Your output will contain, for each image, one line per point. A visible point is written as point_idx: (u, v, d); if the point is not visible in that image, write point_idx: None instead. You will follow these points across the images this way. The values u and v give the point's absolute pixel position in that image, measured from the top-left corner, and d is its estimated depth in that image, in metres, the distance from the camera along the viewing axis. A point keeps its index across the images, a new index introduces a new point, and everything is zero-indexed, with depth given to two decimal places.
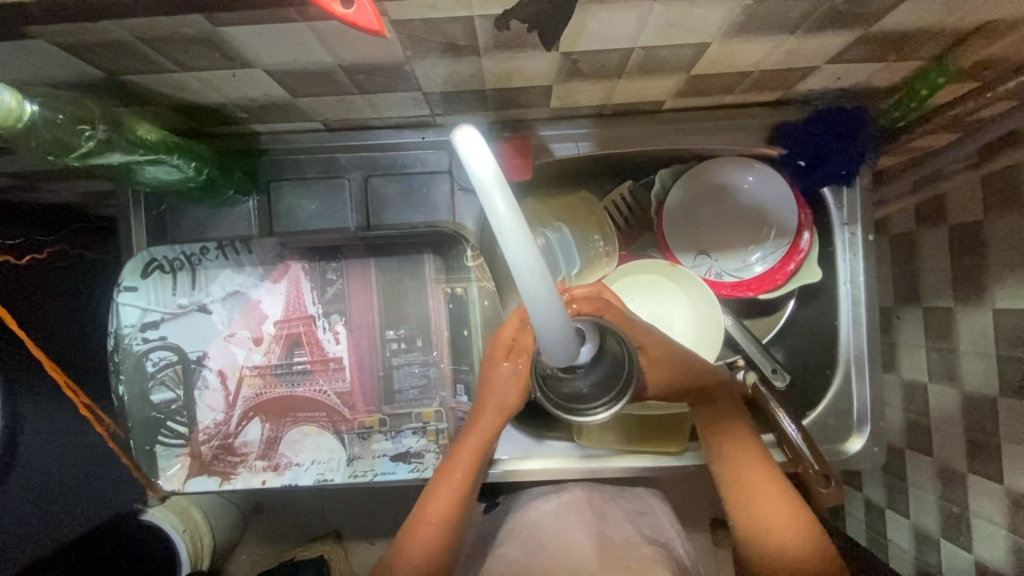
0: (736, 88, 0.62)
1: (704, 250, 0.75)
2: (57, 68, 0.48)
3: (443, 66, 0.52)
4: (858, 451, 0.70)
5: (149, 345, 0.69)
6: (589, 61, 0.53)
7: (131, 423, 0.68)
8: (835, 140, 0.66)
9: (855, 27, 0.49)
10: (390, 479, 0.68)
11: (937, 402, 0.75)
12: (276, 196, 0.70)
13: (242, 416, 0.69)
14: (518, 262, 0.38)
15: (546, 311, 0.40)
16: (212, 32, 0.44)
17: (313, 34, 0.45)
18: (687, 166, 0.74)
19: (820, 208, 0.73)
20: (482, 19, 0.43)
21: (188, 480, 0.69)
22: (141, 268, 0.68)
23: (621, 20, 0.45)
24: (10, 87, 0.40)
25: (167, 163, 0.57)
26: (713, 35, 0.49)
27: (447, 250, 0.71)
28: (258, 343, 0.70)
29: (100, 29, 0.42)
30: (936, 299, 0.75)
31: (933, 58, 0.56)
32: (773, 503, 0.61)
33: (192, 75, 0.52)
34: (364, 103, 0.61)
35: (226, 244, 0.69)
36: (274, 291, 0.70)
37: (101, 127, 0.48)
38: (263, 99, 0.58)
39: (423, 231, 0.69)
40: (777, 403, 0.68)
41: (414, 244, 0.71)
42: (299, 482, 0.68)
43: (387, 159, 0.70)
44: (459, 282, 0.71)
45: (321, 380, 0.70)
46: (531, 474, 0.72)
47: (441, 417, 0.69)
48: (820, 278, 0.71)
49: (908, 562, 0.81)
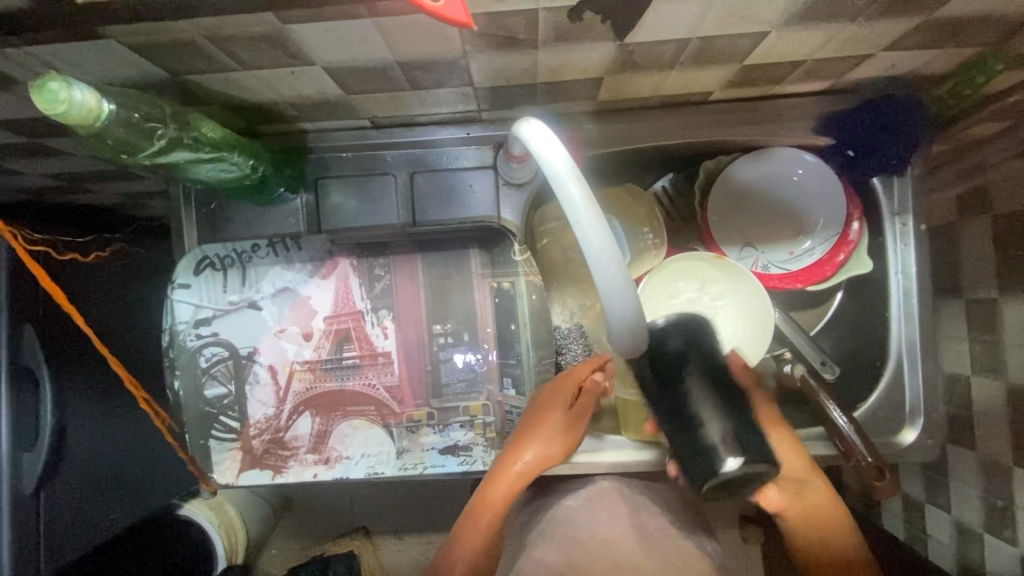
0: (786, 77, 0.62)
1: (750, 241, 0.74)
2: (125, 68, 0.49)
3: (497, 61, 0.53)
4: (911, 443, 0.69)
5: (202, 341, 0.70)
6: (645, 52, 0.52)
7: (187, 418, 0.70)
8: (887, 130, 0.67)
9: (922, 12, 0.48)
10: (440, 471, 0.69)
11: (980, 394, 0.74)
12: (323, 194, 0.71)
13: (292, 411, 0.70)
14: (592, 247, 0.39)
15: (620, 299, 0.40)
16: (280, 30, 0.44)
17: (378, 30, 0.45)
18: (731, 158, 0.74)
19: (868, 197, 0.72)
20: (547, 12, 0.43)
21: (241, 473, 0.70)
22: (193, 266, 0.70)
23: (682, 11, 0.45)
24: (90, 86, 0.40)
25: (227, 162, 0.58)
26: (774, 23, 0.48)
27: (493, 245, 0.72)
28: (308, 338, 0.71)
29: (174, 29, 0.43)
30: (979, 290, 0.74)
31: (992, 44, 0.55)
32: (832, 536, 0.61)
33: (253, 73, 0.52)
34: (414, 99, 0.61)
35: (277, 241, 0.71)
36: (323, 287, 0.71)
37: (171, 126, 0.50)
38: (316, 97, 0.59)
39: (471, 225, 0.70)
40: (827, 396, 0.68)
41: (462, 238, 0.72)
42: (350, 474, 0.69)
43: (431, 156, 0.71)
44: (506, 276, 0.72)
45: (370, 374, 0.71)
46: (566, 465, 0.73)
47: (488, 410, 0.70)
48: (869, 269, 0.72)
49: (948, 557, 0.80)
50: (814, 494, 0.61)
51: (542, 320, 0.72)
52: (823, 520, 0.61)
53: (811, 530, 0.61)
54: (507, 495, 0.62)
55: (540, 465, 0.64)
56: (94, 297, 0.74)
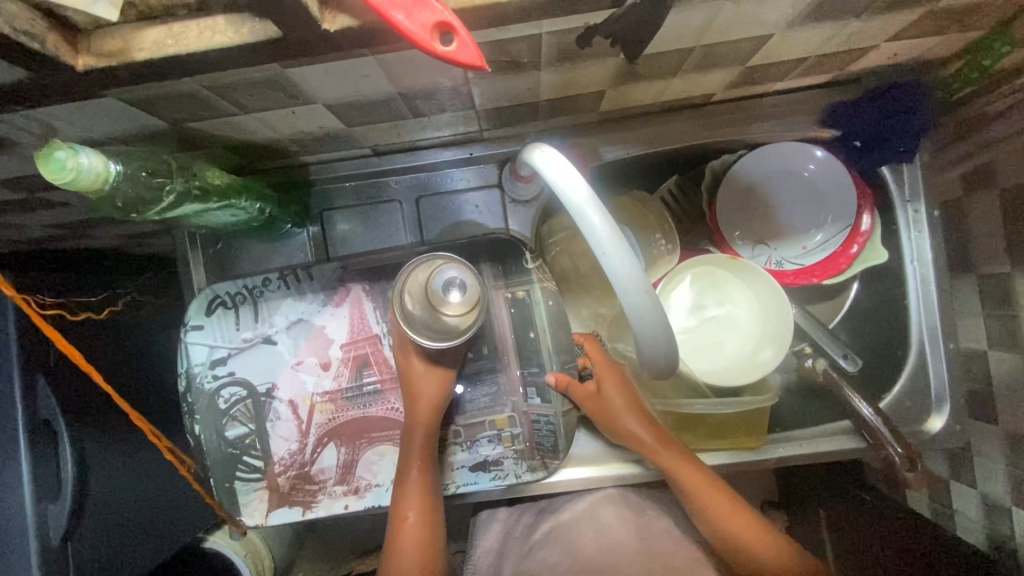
0: (789, 74, 0.61)
1: (762, 239, 0.74)
2: (124, 122, 0.48)
3: (499, 84, 0.52)
4: (939, 430, 0.68)
5: (219, 381, 0.69)
6: (647, 64, 0.52)
7: (211, 462, 0.69)
8: (893, 118, 0.65)
9: (928, 3, 0.47)
10: (473, 488, 0.70)
11: (998, 369, 0.74)
12: (330, 226, 0.72)
13: (317, 443, 0.69)
14: (617, 269, 0.37)
15: (654, 325, 0.39)
16: (281, 74, 0.43)
17: (378, 66, 0.44)
18: (737, 156, 0.73)
19: (877, 186, 0.72)
20: (550, 35, 0.42)
21: (269, 512, 0.70)
22: (205, 307, 0.69)
23: (685, 22, 0.44)
24: (95, 150, 0.40)
25: (235, 207, 0.57)
26: (778, 25, 0.48)
27: (507, 255, 0.69)
28: (326, 368, 0.69)
29: (173, 83, 0.42)
30: (991, 266, 0.73)
31: (996, 26, 0.54)
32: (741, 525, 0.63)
33: (253, 116, 0.52)
34: (415, 125, 0.61)
35: (287, 274, 0.69)
36: (337, 315, 0.70)
37: (177, 179, 0.49)
38: (318, 132, 0.58)
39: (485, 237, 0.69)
40: (850, 387, 0.68)
41: (473, 251, 0.70)
42: (383, 501, 0.69)
43: (437, 178, 0.72)
44: (522, 285, 0.69)
45: (393, 398, 0.70)
46: (567, 484, 0.71)
47: (515, 422, 0.69)
48: (887, 258, 0.70)
49: (977, 532, 0.80)
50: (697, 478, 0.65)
51: (562, 323, 0.70)
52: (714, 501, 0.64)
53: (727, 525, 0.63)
54: (424, 447, 0.65)
55: (421, 403, 0.65)
56: (109, 352, 0.72)
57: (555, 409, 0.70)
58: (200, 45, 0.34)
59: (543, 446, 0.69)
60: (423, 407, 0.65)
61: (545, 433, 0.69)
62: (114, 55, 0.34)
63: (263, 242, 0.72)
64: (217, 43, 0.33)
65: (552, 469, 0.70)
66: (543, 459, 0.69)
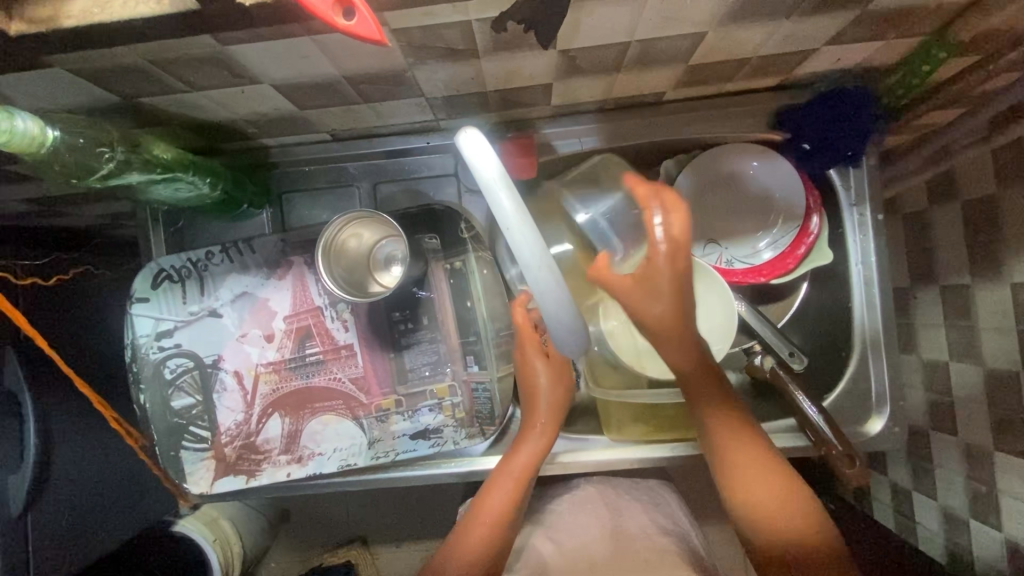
0: (736, 75, 0.62)
1: (713, 238, 0.76)
2: (75, 96, 0.50)
3: (444, 71, 0.53)
4: (878, 432, 0.69)
5: (165, 352, 0.70)
6: (587, 57, 0.53)
7: (155, 430, 0.70)
8: (841, 121, 0.67)
9: (854, 7, 0.48)
10: (412, 456, 0.70)
11: (958, 380, 0.74)
12: (288, 207, 0.75)
13: (262, 414, 0.70)
14: (523, 246, 0.39)
15: (554, 300, 0.42)
16: (221, 51, 0.45)
17: (317, 48, 0.46)
18: (690, 156, 0.75)
19: (827, 190, 0.74)
20: (479, 22, 0.44)
21: (215, 482, 0.70)
22: (151, 279, 0.70)
23: (615, 15, 0.45)
24: (33, 114, 0.41)
25: (182, 181, 0.60)
26: (708, 23, 0.49)
27: (445, 226, 0.72)
28: (270, 340, 0.71)
29: (114, 54, 0.44)
30: (953, 276, 0.73)
31: (932, 33, 0.55)
32: (767, 487, 0.59)
33: (204, 94, 0.53)
34: (369, 112, 0.62)
35: (230, 247, 0.71)
36: (280, 288, 0.71)
37: (119, 149, 0.51)
38: (272, 113, 0.60)
39: (418, 208, 0.71)
40: (796, 386, 0.68)
41: (413, 223, 0.72)
42: (323, 470, 0.70)
43: (394, 165, 0.74)
44: (458, 257, 0.72)
45: (335, 368, 0.71)
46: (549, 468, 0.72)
47: (455, 391, 0.71)
48: (831, 259, 0.72)
49: (937, 545, 0.80)
50: (749, 451, 0.61)
51: (496, 293, 0.72)
52: (754, 469, 0.60)
53: (762, 501, 0.58)
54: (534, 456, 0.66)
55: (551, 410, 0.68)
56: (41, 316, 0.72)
57: (492, 375, 0.72)
58: (123, 14, 0.35)
59: (480, 414, 0.71)
60: (541, 410, 0.68)
61: (483, 400, 0.71)
62: (43, 21, 0.36)
63: (224, 222, 0.75)
64: (138, 13, 0.35)
65: (490, 436, 0.71)
66: (481, 426, 0.71)
